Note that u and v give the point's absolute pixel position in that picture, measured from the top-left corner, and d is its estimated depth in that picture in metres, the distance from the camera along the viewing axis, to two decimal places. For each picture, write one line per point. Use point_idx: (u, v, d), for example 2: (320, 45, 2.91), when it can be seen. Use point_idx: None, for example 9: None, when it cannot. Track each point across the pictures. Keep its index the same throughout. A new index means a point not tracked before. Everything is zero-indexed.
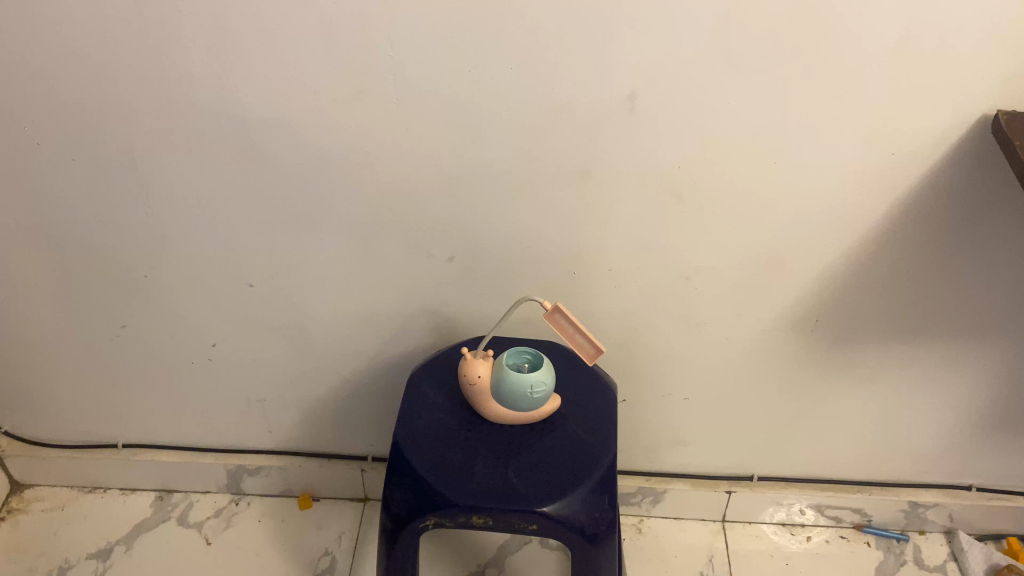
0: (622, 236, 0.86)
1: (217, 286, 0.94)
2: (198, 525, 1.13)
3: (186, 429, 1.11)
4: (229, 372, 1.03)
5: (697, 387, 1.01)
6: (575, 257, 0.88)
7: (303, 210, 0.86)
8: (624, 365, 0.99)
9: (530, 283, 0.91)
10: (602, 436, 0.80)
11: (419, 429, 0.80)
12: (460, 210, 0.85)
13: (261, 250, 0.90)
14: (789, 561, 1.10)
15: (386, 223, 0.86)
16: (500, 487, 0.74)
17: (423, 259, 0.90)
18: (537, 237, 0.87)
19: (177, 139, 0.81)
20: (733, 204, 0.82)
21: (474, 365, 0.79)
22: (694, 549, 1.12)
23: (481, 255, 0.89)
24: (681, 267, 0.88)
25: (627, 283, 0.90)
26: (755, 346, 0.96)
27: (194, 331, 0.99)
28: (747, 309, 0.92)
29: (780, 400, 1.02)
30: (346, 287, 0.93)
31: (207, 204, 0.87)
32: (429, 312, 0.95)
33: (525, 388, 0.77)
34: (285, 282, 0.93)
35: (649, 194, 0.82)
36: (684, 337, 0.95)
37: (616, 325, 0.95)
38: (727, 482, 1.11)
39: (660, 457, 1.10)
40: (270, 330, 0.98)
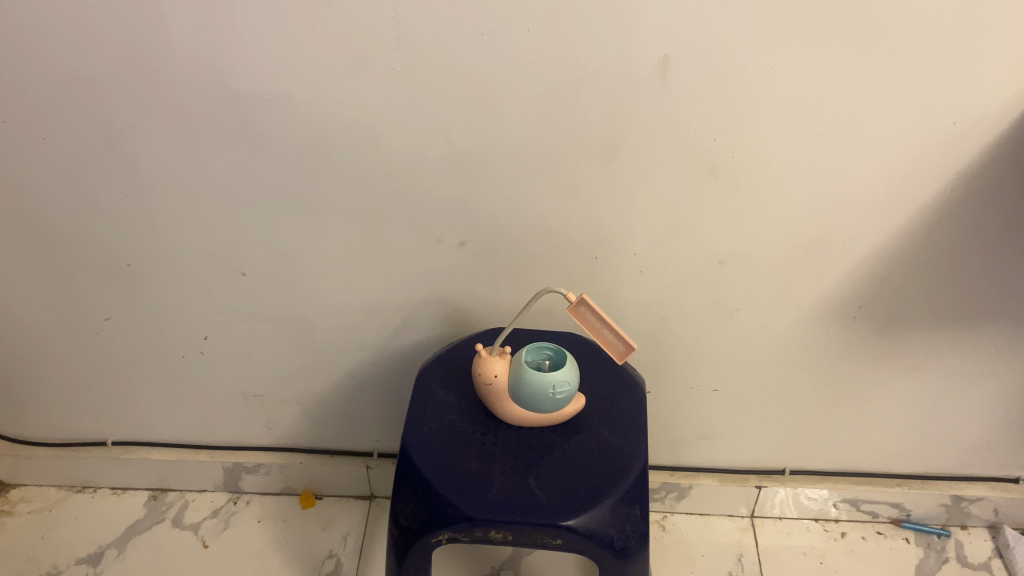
0: (650, 217, 0.78)
1: (208, 276, 0.87)
2: (194, 527, 1.06)
3: (179, 426, 1.04)
4: (223, 367, 0.96)
5: (727, 379, 0.93)
6: (598, 241, 0.81)
7: (299, 194, 0.78)
8: (650, 354, 0.92)
9: (548, 270, 0.84)
10: (631, 439, 0.73)
11: (430, 433, 0.73)
12: (472, 191, 0.77)
13: (255, 237, 0.83)
14: (823, 559, 1.03)
15: (391, 206, 0.79)
16: (520, 498, 0.67)
17: (432, 246, 0.82)
18: (557, 220, 0.79)
19: (158, 117, 0.73)
20: (774, 182, 0.75)
21: (490, 364, 0.71)
22: (722, 548, 1.05)
23: (495, 240, 0.81)
24: (714, 250, 0.81)
25: (654, 268, 0.83)
26: (792, 334, 0.88)
27: (185, 324, 0.92)
28: (784, 295, 0.84)
29: (817, 392, 0.95)
30: (348, 277, 0.85)
31: (194, 188, 0.79)
32: (439, 302, 0.88)
33: (547, 389, 0.69)
34: (280, 271, 0.86)
35: (680, 171, 0.74)
36: (715, 325, 0.88)
37: (642, 313, 0.87)
38: (756, 477, 1.04)
39: (686, 451, 1.03)
40: (266, 322, 0.91)
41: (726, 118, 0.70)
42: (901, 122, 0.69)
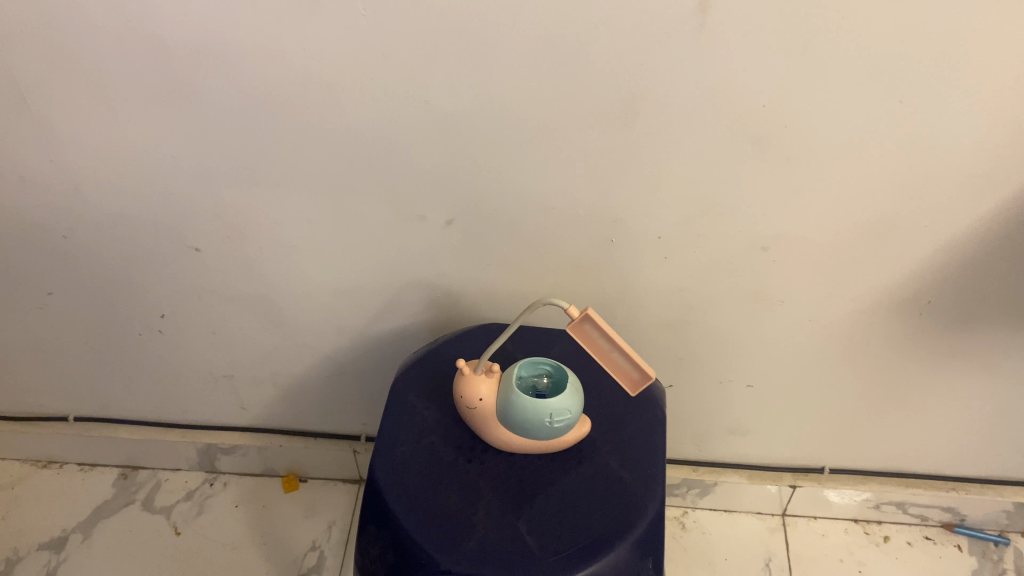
0: (679, 195, 0.64)
1: (156, 250, 0.75)
2: (166, 511, 0.98)
3: (145, 403, 0.94)
4: (186, 345, 0.85)
5: (764, 375, 0.80)
6: (614, 223, 0.67)
7: (250, 162, 0.65)
8: (673, 346, 0.79)
9: (553, 254, 0.70)
10: (646, 473, 0.60)
11: (404, 460, 0.61)
12: (460, 163, 0.63)
13: (205, 208, 0.70)
14: (862, 567, 0.92)
15: (361, 176, 0.65)
16: (508, 549, 0.55)
17: (414, 223, 0.69)
18: (563, 198, 0.65)
19: (70, 69, 0.59)
20: (835, 157, 0.59)
21: (475, 384, 0.59)
22: (748, 551, 0.94)
23: (488, 219, 0.68)
24: (756, 235, 0.66)
25: (681, 254, 0.69)
26: (843, 331, 0.74)
27: (137, 300, 0.80)
28: (838, 287, 0.70)
29: (869, 392, 0.81)
30: (317, 253, 0.73)
31: (127, 153, 0.66)
32: (425, 285, 0.75)
33: (542, 418, 0.57)
34: (239, 245, 0.73)
35: (719, 144, 0.59)
36: (752, 316, 0.74)
37: (664, 303, 0.74)
38: (791, 475, 0.92)
39: (711, 445, 0.91)
40: (227, 299, 0.79)
41: (777, 75, 0.54)
42: (1012, 86, 0.53)
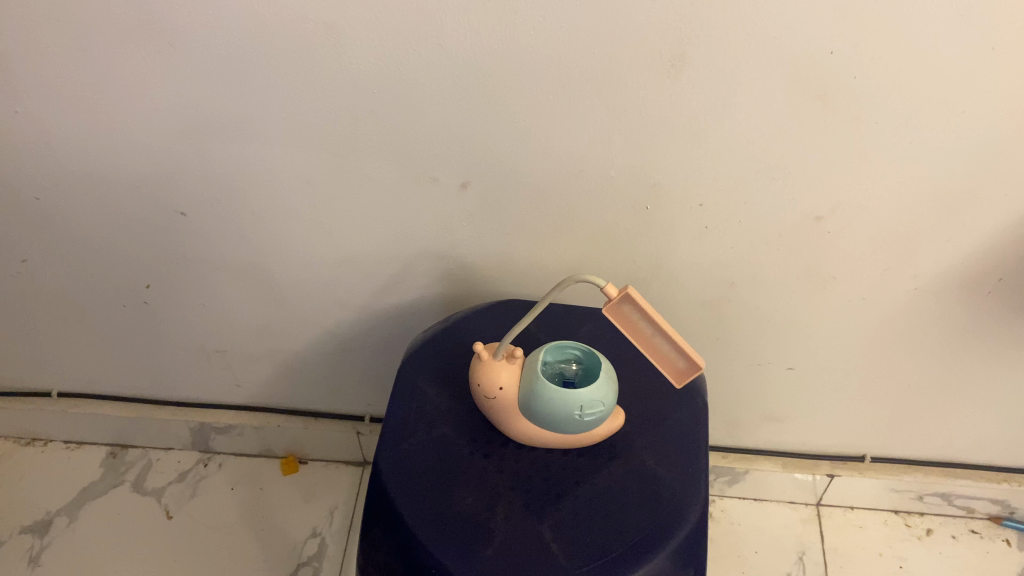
0: (726, 156, 0.56)
1: (137, 214, 0.68)
2: (157, 493, 0.92)
3: (133, 377, 0.88)
4: (174, 317, 0.79)
5: (808, 357, 0.73)
6: (650, 188, 0.59)
7: (240, 116, 0.58)
8: (709, 326, 0.72)
9: (581, 223, 0.63)
10: (686, 472, 0.54)
11: (411, 453, 0.54)
12: (478, 118, 0.55)
13: (190, 168, 0.63)
14: (903, 563, 0.85)
15: (365, 132, 0.58)
16: (530, 558, 0.48)
17: (424, 186, 0.61)
18: (595, 159, 0.57)
19: (32, 6, 0.51)
20: (909, 113, 0.52)
21: (495, 371, 0.53)
22: (780, 543, 0.87)
23: (509, 184, 0.60)
24: (811, 202, 0.59)
25: (725, 224, 0.61)
26: (900, 311, 0.67)
27: (120, 268, 0.73)
28: (899, 262, 0.62)
29: (922, 378, 0.74)
30: (316, 219, 0.66)
31: (100, 104, 0.58)
32: (437, 256, 0.68)
33: (571, 411, 0.51)
34: (230, 209, 0.66)
35: (777, 97, 0.52)
36: (800, 293, 0.67)
37: (702, 279, 0.67)
38: (828, 463, 0.86)
39: (743, 431, 0.85)
40: (218, 269, 0.72)
41: (853, 12, 0.46)
42: None
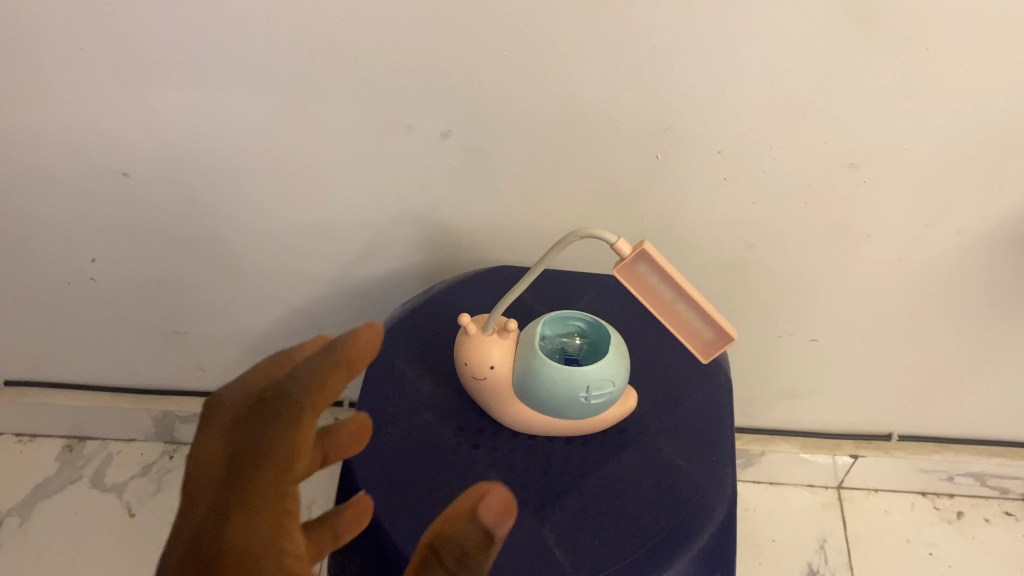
0: (750, 90, 0.48)
1: (73, 177, 0.59)
2: (118, 489, 0.84)
3: (87, 362, 0.80)
4: (125, 294, 0.70)
5: (835, 326, 0.66)
6: (661, 135, 0.51)
7: (179, 54, 0.49)
8: (725, 294, 0.64)
9: (581, 176, 0.55)
10: (710, 461, 0.47)
11: (389, 444, 0.46)
12: (459, 51, 0.47)
13: (128, 121, 0.54)
14: (932, 550, 0.79)
15: (327, 69, 0.49)
16: (531, 566, 0.41)
17: (400, 135, 0.53)
18: (598, 98, 0.49)
19: None
20: (968, 34, 0.43)
21: (485, 348, 0.45)
22: (799, 530, 0.81)
23: (496, 132, 0.52)
24: (847, 147, 0.51)
25: (747, 174, 0.53)
26: (941, 273, 0.59)
27: (59, 241, 0.65)
28: (944, 216, 0.55)
29: (961, 349, 0.66)
30: (277, 178, 0.58)
31: (15, 45, 0.49)
32: (418, 220, 0.60)
33: (576, 393, 0.43)
34: (178, 170, 0.58)
35: (812, 17, 0.43)
36: (830, 254, 0.59)
37: (719, 240, 0.59)
38: (850, 443, 0.79)
39: (759, 409, 0.78)
40: (168, 240, 0.64)
41: None
42: None
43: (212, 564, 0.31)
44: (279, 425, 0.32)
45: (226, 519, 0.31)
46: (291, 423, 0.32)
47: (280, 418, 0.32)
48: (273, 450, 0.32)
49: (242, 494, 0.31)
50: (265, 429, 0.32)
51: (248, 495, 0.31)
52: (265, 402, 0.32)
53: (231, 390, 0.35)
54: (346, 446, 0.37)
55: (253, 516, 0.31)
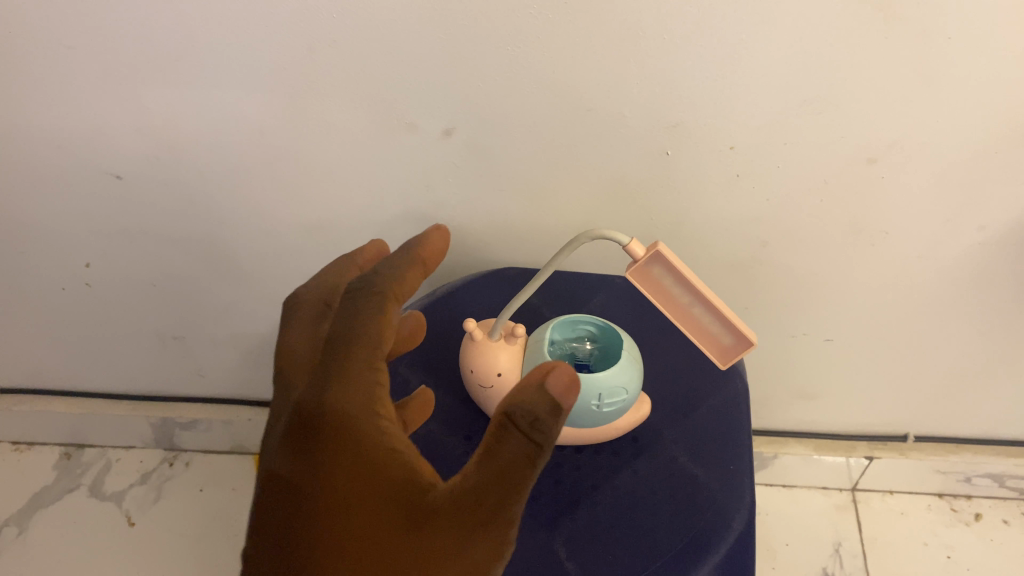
0: (765, 82, 0.46)
1: (63, 180, 0.57)
2: (117, 497, 0.82)
3: (84, 368, 0.78)
4: (121, 299, 0.69)
5: (850, 325, 0.64)
6: (671, 130, 0.49)
7: (169, 51, 0.47)
8: (738, 294, 0.62)
9: (589, 174, 0.53)
10: (727, 469, 0.45)
11: None
12: (461, 44, 0.45)
13: (120, 122, 0.52)
14: (950, 553, 0.77)
15: (324, 65, 0.47)
16: None
17: (401, 134, 0.51)
18: (605, 92, 0.47)
19: None
20: (994, 21, 0.41)
21: (492, 354, 0.43)
22: (814, 534, 0.79)
23: (500, 129, 0.50)
24: (864, 140, 0.49)
25: (761, 170, 0.51)
26: (962, 271, 0.57)
27: (52, 245, 0.63)
28: (965, 212, 0.53)
29: (980, 348, 0.64)
30: (275, 178, 0.56)
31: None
32: (421, 221, 0.58)
33: (588, 401, 0.41)
34: (173, 171, 0.56)
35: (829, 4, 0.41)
36: (846, 252, 0.57)
37: (732, 239, 0.57)
38: (865, 444, 0.77)
39: (771, 410, 0.76)
40: (165, 242, 0.62)
41: None
42: None
43: (314, 424, 0.33)
44: (370, 298, 0.34)
45: (325, 387, 0.33)
46: (383, 297, 0.34)
47: (371, 296, 0.34)
48: (368, 326, 0.33)
49: (337, 372, 0.33)
50: (361, 306, 0.34)
51: (345, 365, 0.33)
52: (357, 287, 0.35)
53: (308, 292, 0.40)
54: (405, 339, 0.42)
55: (353, 383, 0.33)
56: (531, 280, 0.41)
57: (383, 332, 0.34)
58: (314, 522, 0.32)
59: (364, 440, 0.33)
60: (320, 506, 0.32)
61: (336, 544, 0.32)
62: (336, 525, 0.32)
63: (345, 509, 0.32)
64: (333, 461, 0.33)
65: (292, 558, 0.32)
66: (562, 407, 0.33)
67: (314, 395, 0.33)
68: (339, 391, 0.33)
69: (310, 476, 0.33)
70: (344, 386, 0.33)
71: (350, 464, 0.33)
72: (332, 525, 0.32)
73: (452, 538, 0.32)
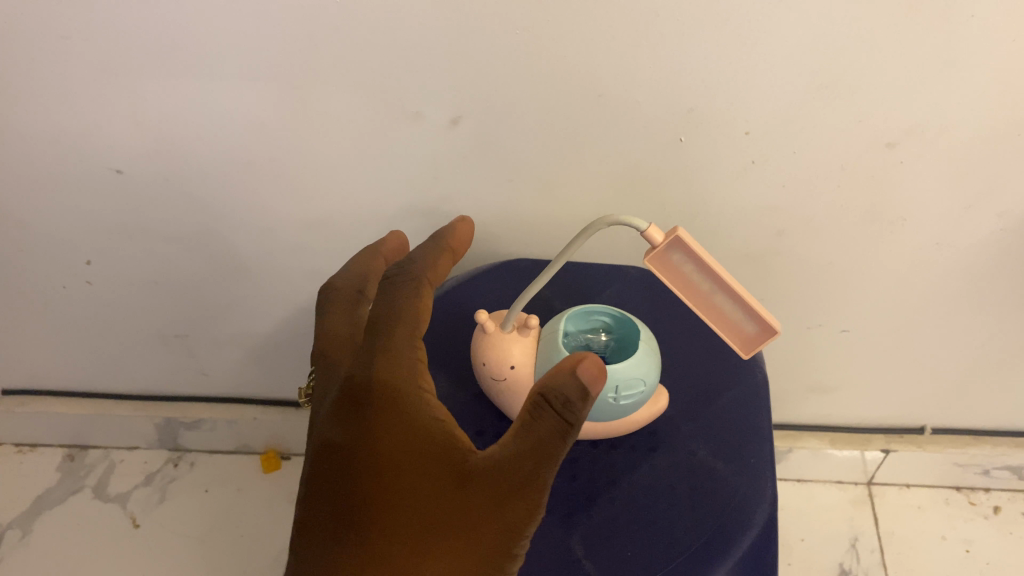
0: (782, 66, 0.44)
1: (62, 176, 0.56)
2: (121, 499, 0.81)
3: (86, 368, 0.77)
4: (123, 297, 0.68)
5: (867, 316, 0.63)
6: (685, 117, 0.48)
7: (169, 40, 0.46)
8: (752, 285, 0.61)
9: (601, 163, 0.52)
10: (748, 463, 0.44)
11: None
12: (468, 30, 0.44)
13: (120, 115, 0.51)
14: (969, 547, 0.76)
15: (328, 53, 0.46)
16: None
17: (407, 124, 0.50)
18: (617, 78, 0.46)
19: None
20: None
21: (505, 347, 0.42)
22: (830, 528, 0.78)
23: (509, 118, 0.49)
24: (884, 125, 0.47)
25: (778, 157, 0.50)
26: (983, 258, 0.56)
27: (52, 244, 0.62)
28: (988, 197, 0.51)
29: (1000, 337, 0.63)
30: (278, 172, 0.55)
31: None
32: (428, 214, 0.57)
33: (604, 394, 0.40)
34: (175, 166, 0.55)
35: None
36: (864, 240, 0.56)
37: (746, 229, 0.56)
38: (881, 437, 0.76)
39: (786, 403, 0.75)
40: (166, 239, 0.61)
41: None
42: None
43: (365, 395, 0.39)
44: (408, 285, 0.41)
45: (374, 360, 0.40)
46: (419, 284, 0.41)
47: (409, 283, 0.41)
48: (407, 309, 0.41)
49: (383, 351, 0.40)
50: (400, 291, 0.41)
51: (390, 343, 0.40)
52: (393, 276, 0.42)
53: (342, 280, 0.48)
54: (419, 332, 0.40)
55: (397, 358, 0.39)
56: (544, 271, 0.40)
57: (419, 314, 0.40)
58: (367, 467, 0.39)
59: (408, 407, 0.39)
60: (373, 454, 0.39)
61: (390, 488, 0.38)
62: (385, 478, 0.38)
63: (395, 466, 0.39)
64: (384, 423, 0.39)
65: (351, 500, 0.39)
66: (591, 393, 0.37)
67: (365, 366, 0.40)
68: (384, 365, 0.39)
69: (359, 437, 0.39)
70: (390, 359, 0.40)
71: (395, 424, 0.39)
72: (384, 469, 0.39)
73: (485, 493, 0.38)
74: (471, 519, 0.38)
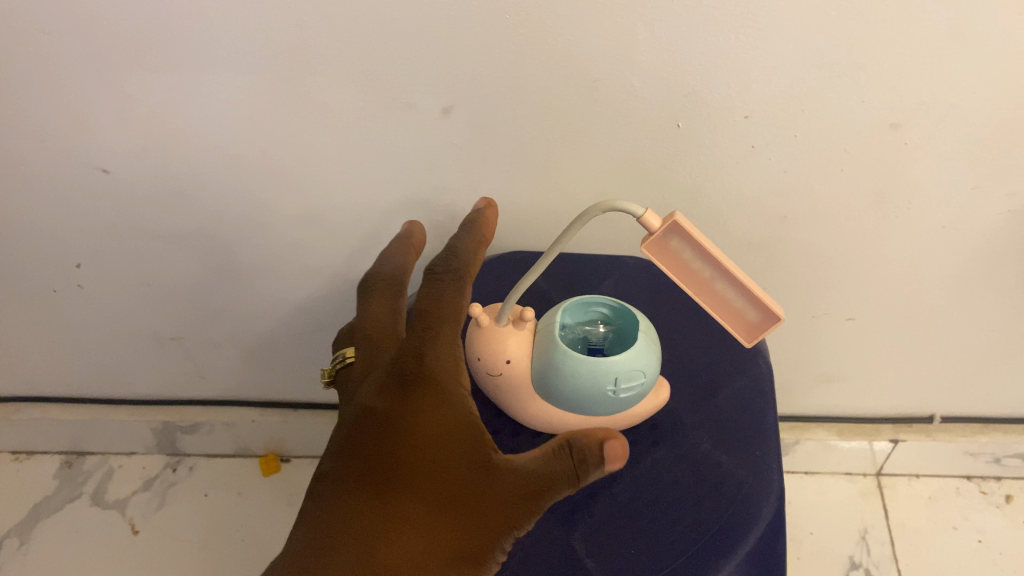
0: (782, 46, 0.43)
1: (49, 177, 0.55)
2: (120, 505, 0.80)
3: (82, 373, 0.76)
4: (116, 300, 0.67)
5: (873, 303, 0.61)
6: (682, 102, 0.47)
7: (152, 35, 0.45)
8: (755, 273, 0.60)
9: (597, 151, 0.51)
10: (753, 455, 0.42)
11: None
12: (457, 15, 0.43)
13: (105, 112, 0.50)
14: (982, 536, 0.74)
15: (315, 44, 0.45)
16: None
17: (398, 114, 0.49)
18: (611, 63, 0.45)
19: None
20: None
21: (499, 342, 0.41)
22: (839, 521, 0.76)
23: (503, 106, 0.48)
24: (888, 105, 0.46)
25: (779, 141, 0.49)
26: (991, 241, 0.54)
27: (41, 246, 0.61)
28: (996, 178, 0.50)
29: (1010, 322, 0.62)
30: (269, 167, 0.54)
31: None
32: (422, 208, 0.56)
33: (603, 387, 0.39)
34: (163, 163, 0.54)
35: None
36: (869, 225, 0.54)
37: (747, 216, 0.55)
38: (890, 427, 0.75)
39: (792, 395, 0.74)
40: (158, 239, 0.60)
41: None
42: None
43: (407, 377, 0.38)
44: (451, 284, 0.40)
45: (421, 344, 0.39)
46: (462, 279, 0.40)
47: (453, 278, 0.40)
48: (453, 303, 0.39)
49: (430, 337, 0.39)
50: (446, 284, 0.40)
51: (437, 331, 0.39)
52: (436, 269, 0.41)
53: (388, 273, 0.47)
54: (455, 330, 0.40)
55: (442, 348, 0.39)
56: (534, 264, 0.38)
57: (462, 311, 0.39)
58: (398, 444, 0.38)
59: (448, 397, 0.38)
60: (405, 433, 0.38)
61: (418, 470, 0.37)
62: (415, 458, 0.37)
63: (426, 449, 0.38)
64: (419, 410, 0.38)
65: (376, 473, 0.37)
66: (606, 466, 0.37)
67: (411, 348, 0.39)
68: (431, 351, 0.39)
69: (395, 414, 0.38)
70: (434, 348, 0.39)
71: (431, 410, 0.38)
72: (414, 450, 0.38)
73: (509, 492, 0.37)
74: (490, 517, 0.37)
